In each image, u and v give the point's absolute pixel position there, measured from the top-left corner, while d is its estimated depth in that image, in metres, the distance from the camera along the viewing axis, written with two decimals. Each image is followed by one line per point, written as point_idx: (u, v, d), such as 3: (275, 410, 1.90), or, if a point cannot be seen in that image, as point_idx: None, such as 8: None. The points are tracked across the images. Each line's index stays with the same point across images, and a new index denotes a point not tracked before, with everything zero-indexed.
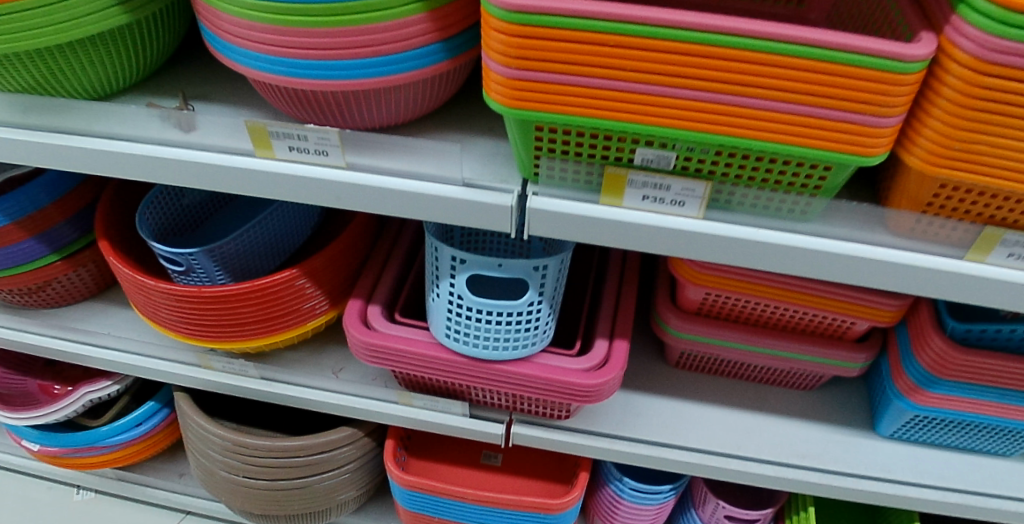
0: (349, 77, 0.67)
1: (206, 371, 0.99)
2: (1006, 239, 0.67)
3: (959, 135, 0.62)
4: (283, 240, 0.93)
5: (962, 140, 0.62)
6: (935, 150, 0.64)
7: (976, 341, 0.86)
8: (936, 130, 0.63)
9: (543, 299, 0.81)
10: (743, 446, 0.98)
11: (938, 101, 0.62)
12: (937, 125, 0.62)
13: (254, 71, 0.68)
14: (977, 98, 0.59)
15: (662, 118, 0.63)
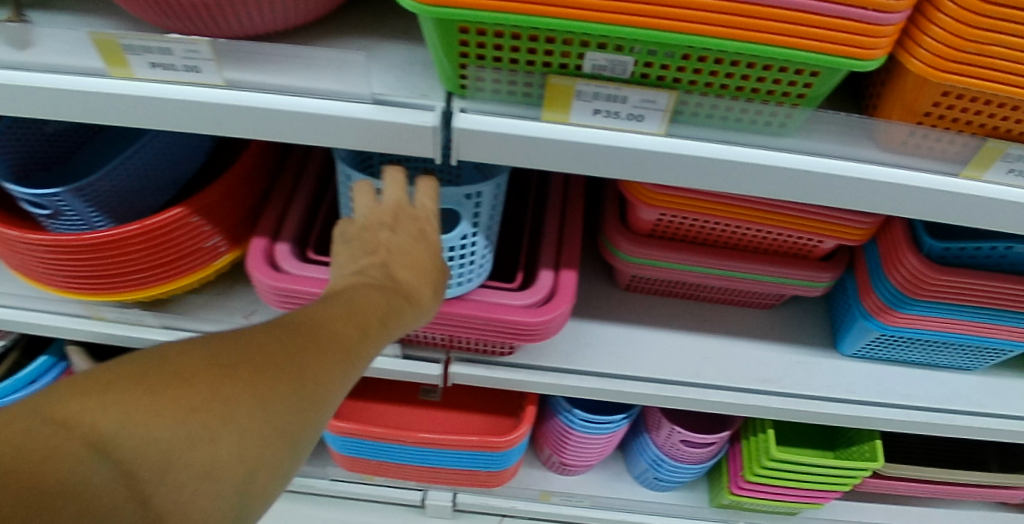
0: None
1: (96, 323, 0.86)
2: (1008, 153, 0.59)
3: (973, 34, 0.51)
4: (171, 171, 0.79)
5: (976, 40, 0.51)
6: (941, 52, 0.53)
7: (955, 259, 0.79)
8: (945, 29, 0.52)
9: (479, 229, 0.70)
10: (701, 373, 0.91)
11: None
12: (947, 22, 0.51)
13: None
14: None
15: (620, 16, 0.50)
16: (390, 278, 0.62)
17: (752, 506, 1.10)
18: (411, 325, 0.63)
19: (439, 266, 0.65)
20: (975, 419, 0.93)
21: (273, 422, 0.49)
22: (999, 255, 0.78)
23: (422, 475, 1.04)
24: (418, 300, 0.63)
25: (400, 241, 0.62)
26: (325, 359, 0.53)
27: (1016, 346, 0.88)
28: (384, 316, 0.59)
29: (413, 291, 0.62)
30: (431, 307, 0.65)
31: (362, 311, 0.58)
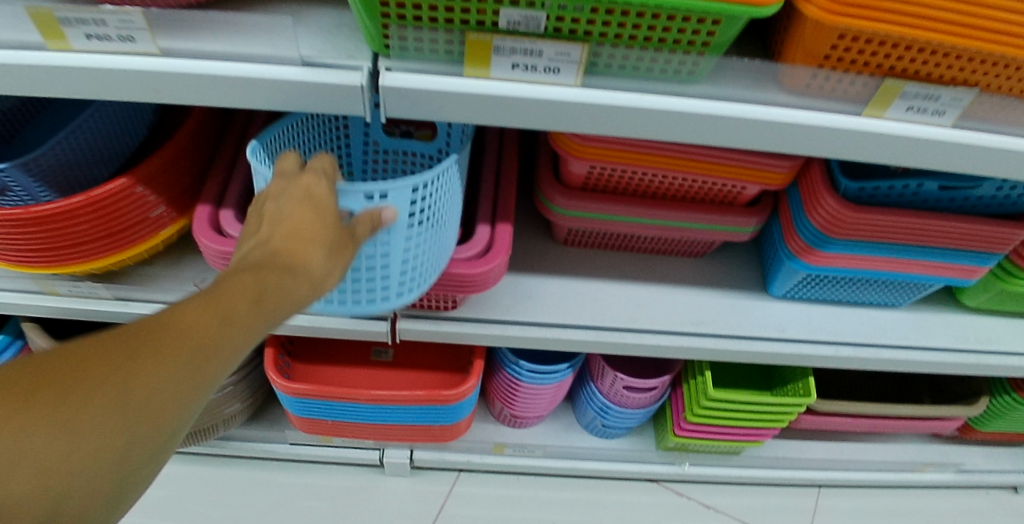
0: None
1: (49, 299, 0.87)
2: (906, 91, 0.63)
3: None
4: (114, 146, 0.79)
5: None
6: None
7: (870, 198, 0.84)
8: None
9: (397, 242, 0.69)
10: (638, 318, 0.96)
11: None
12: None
13: None
14: None
15: None
16: (272, 255, 0.56)
17: (695, 447, 1.17)
18: (303, 300, 0.57)
19: (332, 232, 0.59)
20: (899, 352, 0.99)
21: (130, 429, 0.47)
22: (912, 192, 0.84)
23: (379, 433, 1.09)
24: (305, 271, 0.57)
25: (281, 212, 0.59)
26: (197, 362, 0.50)
27: (935, 281, 0.94)
28: (262, 296, 0.54)
29: (301, 261, 0.57)
30: (328, 273, 0.59)
31: (235, 296, 0.52)
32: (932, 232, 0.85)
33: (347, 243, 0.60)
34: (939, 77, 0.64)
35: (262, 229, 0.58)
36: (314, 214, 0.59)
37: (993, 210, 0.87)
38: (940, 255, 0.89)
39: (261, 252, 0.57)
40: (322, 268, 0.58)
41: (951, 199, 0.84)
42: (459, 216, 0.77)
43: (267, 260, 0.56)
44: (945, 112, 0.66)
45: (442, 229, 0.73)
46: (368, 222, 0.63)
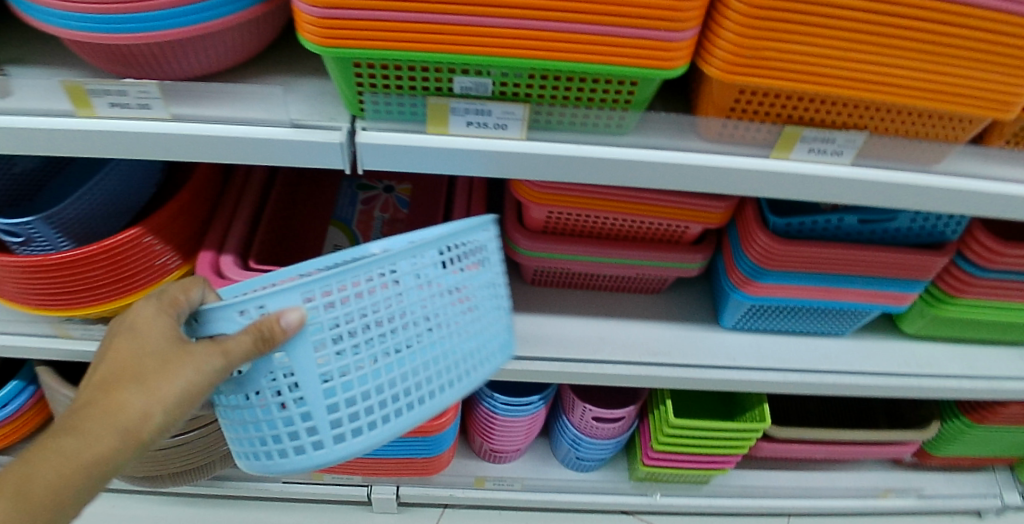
0: (160, 29, 0.62)
1: (63, 342, 0.96)
2: (804, 136, 0.75)
3: (749, 43, 0.67)
4: (127, 200, 0.90)
5: (752, 48, 0.67)
6: (729, 59, 0.68)
7: (798, 233, 0.94)
8: (729, 40, 0.67)
9: (317, 369, 0.65)
10: (599, 350, 1.06)
11: (727, 15, 0.66)
12: (728, 35, 0.67)
13: (60, 29, 0.62)
14: (759, 9, 0.64)
15: (474, 47, 0.65)
16: (80, 407, 0.65)
17: (664, 477, 1.25)
18: (112, 441, 0.64)
19: (148, 367, 0.64)
20: (845, 377, 1.06)
21: None
22: (836, 225, 0.93)
23: (366, 467, 1.16)
24: (104, 419, 0.63)
25: (113, 360, 0.66)
26: (32, 497, 0.62)
27: (871, 308, 1.02)
28: (64, 451, 0.63)
29: (101, 410, 0.64)
30: (143, 408, 0.64)
31: (46, 451, 0.63)
32: (859, 262, 0.94)
33: (173, 384, 0.64)
34: (836, 122, 0.74)
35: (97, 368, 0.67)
36: (124, 353, 0.65)
37: (916, 239, 0.96)
38: (872, 283, 0.98)
39: (80, 401, 0.65)
40: (136, 408, 0.64)
41: (872, 230, 0.93)
42: (421, 336, 0.68)
43: (73, 415, 0.64)
44: (842, 152, 0.76)
45: (378, 355, 0.66)
46: (211, 359, 0.63)
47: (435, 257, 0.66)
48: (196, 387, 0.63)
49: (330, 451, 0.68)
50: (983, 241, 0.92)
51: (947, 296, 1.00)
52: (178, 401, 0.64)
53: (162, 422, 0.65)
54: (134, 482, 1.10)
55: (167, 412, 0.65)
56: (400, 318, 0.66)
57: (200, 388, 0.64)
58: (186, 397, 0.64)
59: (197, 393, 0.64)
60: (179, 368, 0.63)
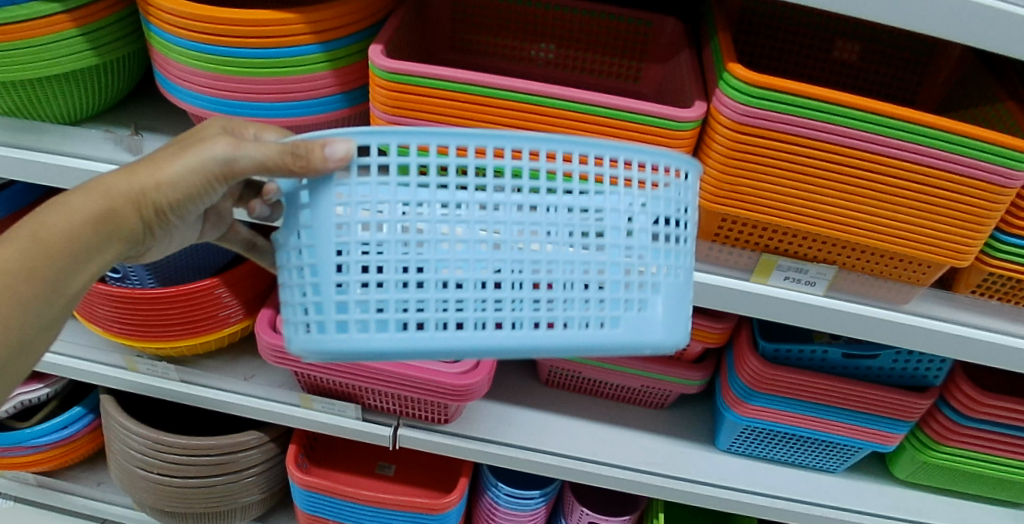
0: (270, 117, 0.81)
1: (131, 374, 1.11)
2: (780, 264, 0.86)
3: (728, 179, 0.79)
4: (206, 255, 1.08)
5: (730, 183, 0.79)
6: (712, 191, 0.80)
7: (786, 359, 1.04)
8: (712, 175, 0.79)
9: (440, 250, 0.57)
10: (599, 452, 1.12)
11: (711, 154, 0.79)
12: (713, 171, 0.79)
13: (194, 107, 0.81)
14: (736, 151, 0.77)
15: None
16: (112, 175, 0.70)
17: None
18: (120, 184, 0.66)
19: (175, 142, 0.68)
20: (833, 511, 1.10)
21: None
22: (820, 357, 1.03)
23: None
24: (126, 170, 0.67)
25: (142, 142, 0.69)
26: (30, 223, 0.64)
27: (860, 445, 1.07)
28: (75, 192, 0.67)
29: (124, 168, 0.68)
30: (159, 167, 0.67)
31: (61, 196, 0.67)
32: (845, 395, 1.01)
33: (176, 158, 0.65)
34: (809, 256, 0.86)
35: None
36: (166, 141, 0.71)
37: (901, 381, 1.03)
38: (858, 419, 1.04)
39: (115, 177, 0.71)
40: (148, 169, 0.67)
41: (854, 366, 1.03)
42: (567, 261, 0.59)
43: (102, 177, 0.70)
44: (815, 283, 0.87)
45: (507, 248, 0.57)
46: (218, 147, 0.64)
47: (645, 224, 0.60)
48: (193, 165, 0.65)
49: (394, 339, 0.58)
50: (966, 391, 0.97)
51: (935, 443, 1.04)
52: (174, 178, 0.65)
53: (160, 196, 0.66)
54: (160, 517, 1.20)
55: (162, 184, 0.66)
56: (554, 222, 0.58)
57: (197, 166, 0.65)
58: (183, 178, 0.65)
59: (197, 179, 0.65)
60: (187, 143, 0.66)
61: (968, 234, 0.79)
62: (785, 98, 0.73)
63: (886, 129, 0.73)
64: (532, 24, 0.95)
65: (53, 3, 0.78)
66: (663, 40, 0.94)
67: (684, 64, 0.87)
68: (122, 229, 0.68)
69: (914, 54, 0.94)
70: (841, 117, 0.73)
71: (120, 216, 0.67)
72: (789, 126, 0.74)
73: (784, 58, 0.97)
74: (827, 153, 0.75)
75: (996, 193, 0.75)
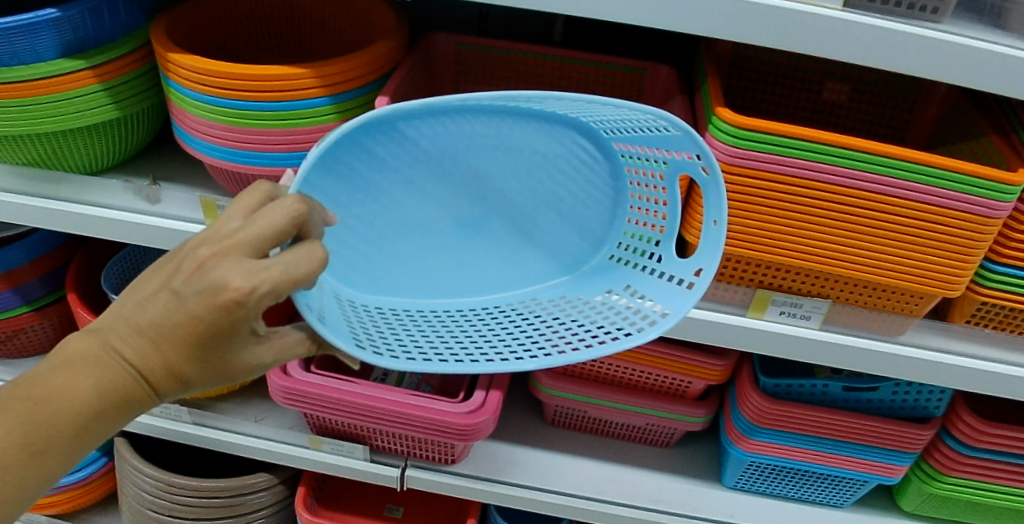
0: (283, 165, 0.86)
1: (145, 417, 1.14)
2: (775, 299, 0.88)
3: None
4: None
5: None
6: None
7: (787, 394, 1.05)
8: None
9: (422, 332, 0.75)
10: (606, 491, 1.12)
11: None
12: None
13: (210, 158, 0.86)
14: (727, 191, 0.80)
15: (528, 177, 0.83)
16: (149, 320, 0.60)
17: None
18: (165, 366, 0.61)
19: (214, 336, 0.59)
20: None
21: (47, 444, 0.62)
22: (821, 391, 1.04)
23: None
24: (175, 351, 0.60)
25: (154, 308, 0.60)
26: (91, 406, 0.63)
27: (866, 479, 1.08)
28: (123, 366, 0.62)
29: (160, 333, 0.60)
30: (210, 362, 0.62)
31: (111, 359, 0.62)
32: (847, 428, 1.02)
33: (213, 362, 0.62)
34: (802, 290, 0.88)
35: (162, 294, 0.59)
36: (204, 296, 0.57)
37: (901, 413, 1.04)
38: (862, 452, 1.04)
39: (142, 318, 0.60)
40: (196, 360, 0.61)
41: (856, 399, 1.04)
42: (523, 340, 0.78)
43: (140, 328, 0.60)
44: (810, 317, 0.89)
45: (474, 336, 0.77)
46: (271, 354, 0.64)
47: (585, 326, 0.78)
48: (228, 368, 0.63)
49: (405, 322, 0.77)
50: (968, 421, 0.98)
51: (940, 474, 1.04)
52: (204, 377, 0.63)
53: (186, 384, 0.64)
54: None
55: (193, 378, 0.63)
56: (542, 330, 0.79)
57: (232, 369, 0.63)
58: (230, 374, 0.64)
59: (239, 375, 0.64)
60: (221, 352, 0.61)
61: (957, 265, 0.81)
62: (771, 139, 0.76)
63: (869, 166, 0.75)
64: (531, 75, 0.99)
65: (78, 60, 0.82)
66: (658, 86, 0.97)
67: (678, 108, 0.90)
68: (131, 402, 0.64)
69: (901, 94, 0.98)
70: (824, 155, 0.76)
71: (157, 390, 0.63)
72: (776, 166, 0.77)
73: (775, 101, 1.00)
74: (815, 191, 0.78)
75: (981, 223, 0.77)
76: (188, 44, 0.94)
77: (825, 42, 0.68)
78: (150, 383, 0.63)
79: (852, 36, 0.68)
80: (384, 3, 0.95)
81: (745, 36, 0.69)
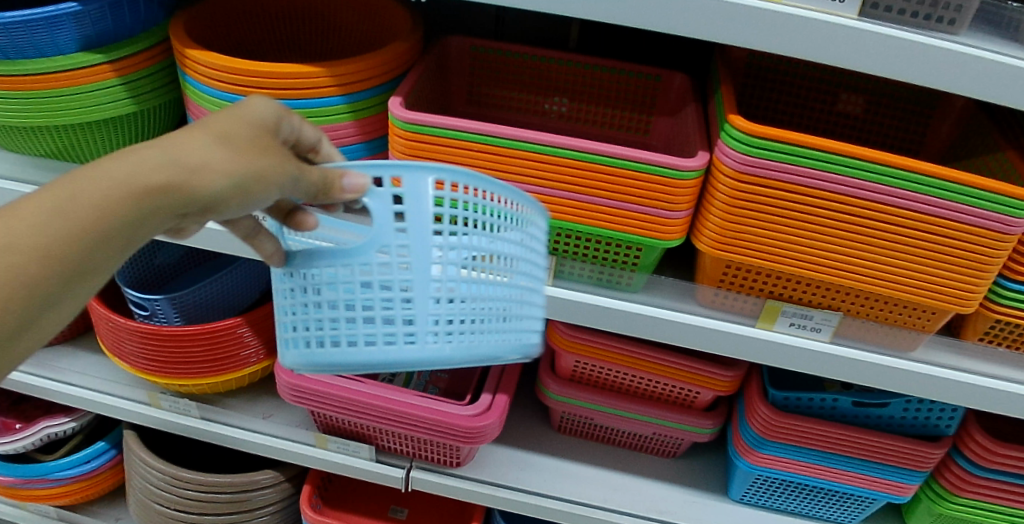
0: None
1: (153, 409, 1.15)
2: (785, 310, 0.88)
3: (731, 227, 0.81)
4: (232, 299, 1.14)
5: (733, 230, 0.81)
6: (716, 237, 0.82)
7: (796, 407, 1.04)
8: (715, 223, 0.82)
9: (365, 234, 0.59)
10: (610, 499, 1.12)
11: (714, 203, 0.81)
12: (715, 219, 0.81)
13: None
14: (739, 199, 0.79)
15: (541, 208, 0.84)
16: (193, 129, 0.54)
17: None
18: (213, 159, 0.53)
19: (256, 135, 0.57)
20: None
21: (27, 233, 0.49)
22: (831, 406, 1.03)
23: None
24: (223, 144, 0.55)
25: (203, 123, 0.55)
26: (108, 199, 0.51)
27: (874, 496, 1.06)
28: (162, 158, 0.52)
29: (204, 132, 0.54)
30: (252, 160, 0.55)
31: (145, 158, 0.52)
32: (856, 444, 1.01)
33: (253, 162, 0.56)
34: (813, 302, 0.88)
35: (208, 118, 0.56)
36: (241, 108, 0.58)
37: (913, 431, 1.03)
38: (870, 468, 1.03)
39: (189, 127, 0.55)
40: (237, 155, 0.55)
41: (866, 415, 1.03)
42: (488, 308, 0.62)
43: (184, 134, 0.54)
44: (821, 329, 0.89)
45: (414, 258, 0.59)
46: (299, 170, 0.58)
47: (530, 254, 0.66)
48: (264, 169, 0.56)
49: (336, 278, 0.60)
50: (980, 441, 0.96)
51: (951, 494, 1.03)
52: (232, 186, 0.54)
53: (214, 198, 0.54)
54: None
55: (184, 192, 0.53)
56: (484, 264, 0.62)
57: (229, 179, 0.54)
58: (263, 187, 0.56)
59: (270, 193, 0.57)
60: (201, 133, 0.54)
61: (970, 281, 0.80)
62: (783, 148, 0.75)
63: (884, 177, 0.75)
64: (545, 80, 1.00)
65: (97, 54, 0.84)
66: (672, 94, 0.97)
67: (691, 116, 0.90)
68: (161, 212, 0.53)
69: (918, 106, 0.97)
70: (838, 166, 0.75)
71: (183, 193, 0.53)
72: (789, 175, 0.76)
73: (790, 111, 1.00)
74: (827, 201, 0.77)
75: (996, 239, 0.76)
76: (208, 43, 0.95)
77: (840, 51, 0.68)
78: (187, 185, 0.53)
79: (868, 45, 0.67)
80: (401, 5, 0.95)
81: (759, 43, 0.69)
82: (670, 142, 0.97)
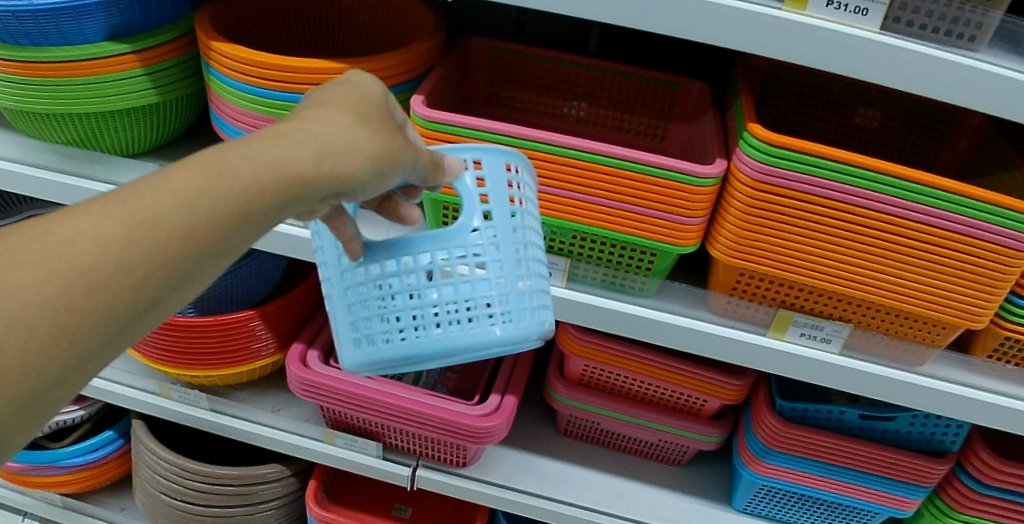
0: None
1: (163, 400, 1.15)
2: (795, 320, 0.88)
3: (746, 235, 0.82)
4: (246, 292, 1.14)
5: (748, 239, 0.82)
6: (731, 245, 0.83)
7: (803, 418, 1.04)
8: (730, 231, 0.82)
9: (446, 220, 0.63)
10: (614, 505, 1.12)
11: (731, 211, 0.82)
12: (731, 227, 0.82)
13: None
14: (755, 207, 0.80)
15: (558, 210, 0.85)
16: (316, 112, 0.54)
17: None
18: (350, 139, 0.53)
19: (373, 114, 0.57)
20: None
21: (168, 213, 0.47)
22: (838, 418, 1.03)
23: None
24: (352, 123, 0.54)
25: (322, 105, 0.55)
26: (256, 177, 0.49)
27: (877, 510, 1.06)
28: (300, 138, 0.52)
29: (329, 113, 0.54)
30: (379, 138, 0.55)
31: (285, 139, 0.51)
32: (861, 457, 1.01)
33: (381, 140, 0.55)
34: (823, 313, 0.88)
35: (321, 103, 0.56)
36: (348, 91, 0.58)
37: (918, 445, 1.03)
38: (875, 482, 1.03)
39: (312, 111, 0.54)
40: (368, 134, 0.54)
41: (872, 428, 1.03)
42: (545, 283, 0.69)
43: (311, 115, 0.53)
44: (830, 340, 0.89)
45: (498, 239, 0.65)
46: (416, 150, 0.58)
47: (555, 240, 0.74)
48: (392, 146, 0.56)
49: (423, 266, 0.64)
50: (984, 458, 0.96)
51: (953, 510, 1.03)
52: (368, 162, 0.54)
53: (353, 174, 0.53)
54: None
55: (332, 174, 0.52)
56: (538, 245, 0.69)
57: (371, 161, 0.54)
58: (394, 163, 0.56)
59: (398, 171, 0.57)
60: (341, 116, 0.54)
61: (981, 297, 0.80)
62: (800, 158, 0.76)
63: (898, 191, 0.75)
64: (564, 84, 1.01)
65: (123, 44, 0.85)
66: (690, 102, 0.98)
67: (709, 125, 0.91)
68: (306, 188, 0.51)
69: (933, 122, 0.98)
70: (854, 179, 0.76)
71: (326, 172, 0.52)
72: (805, 185, 0.77)
73: (804, 123, 1.01)
74: (843, 212, 0.78)
75: (1009, 256, 0.77)
76: (233, 38, 0.96)
77: (862, 63, 0.69)
78: (328, 163, 0.52)
79: (889, 58, 0.68)
80: (425, 6, 0.97)
81: (780, 53, 0.70)
82: (687, 149, 0.98)
